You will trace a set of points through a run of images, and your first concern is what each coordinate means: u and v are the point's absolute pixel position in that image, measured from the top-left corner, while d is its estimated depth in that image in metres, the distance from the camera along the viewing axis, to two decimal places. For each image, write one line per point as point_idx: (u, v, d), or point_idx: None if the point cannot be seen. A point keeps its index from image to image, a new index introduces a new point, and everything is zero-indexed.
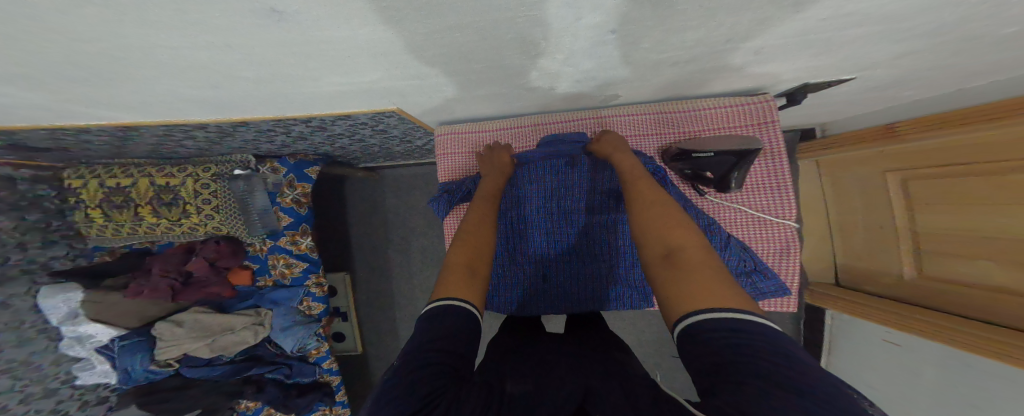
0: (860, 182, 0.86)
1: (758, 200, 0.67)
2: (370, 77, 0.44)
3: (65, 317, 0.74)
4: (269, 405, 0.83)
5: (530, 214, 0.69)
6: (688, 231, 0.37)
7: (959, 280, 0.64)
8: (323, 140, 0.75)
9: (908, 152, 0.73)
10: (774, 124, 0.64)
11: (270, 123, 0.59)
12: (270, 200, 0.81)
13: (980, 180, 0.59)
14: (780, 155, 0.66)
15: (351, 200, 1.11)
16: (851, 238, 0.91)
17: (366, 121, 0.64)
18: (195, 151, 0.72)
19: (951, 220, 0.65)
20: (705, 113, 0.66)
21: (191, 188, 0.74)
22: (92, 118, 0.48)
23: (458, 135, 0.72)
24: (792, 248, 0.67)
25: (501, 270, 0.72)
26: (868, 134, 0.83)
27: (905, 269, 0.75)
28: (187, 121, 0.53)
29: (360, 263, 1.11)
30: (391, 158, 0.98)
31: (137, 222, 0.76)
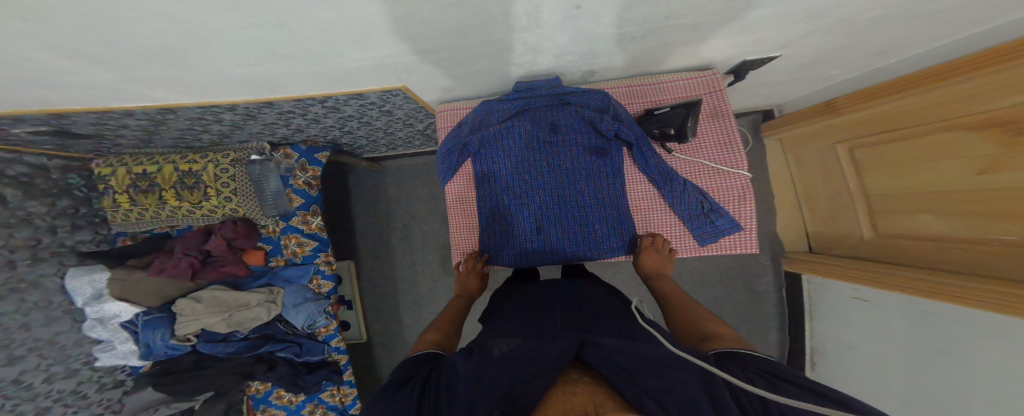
0: (817, 154, 0.90)
1: (715, 154, 0.72)
2: (384, 53, 0.49)
3: (90, 297, 0.78)
4: (280, 383, 0.85)
5: (521, 178, 0.75)
6: (716, 322, 0.48)
7: (907, 234, 0.69)
8: (335, 124, 0.79)
9: (853, 122, 0.76)
10: (719, 93, 0.70)
11: (291, 103, 0.64)
12: (282, 183, 0.84)
13: (913, 142, 0.64)
14: (728, 115, 0.71)
15: (354, 190, 1.15)
16: (817, 203, 0.95)
17: (376, 101, 0.69)
18: (216, 138, 0.77)
19: (892, 181, 0.69)
20: (665, 86, 0.71)
21: (211, 173, 0.78)
22: (136, 99, 0.54)
23: (458, 111, 0.76)
24: (748, 195, 0.71)
25: (497, 228, 0.78)
26: (810, 111, 0.88)
27: (864, 229, 0.79)
28: (219, 102, 0.59)
29: (364, 250, 1.14)
30: (392, 146, 1.02)
31: (160, 206, 0.79)
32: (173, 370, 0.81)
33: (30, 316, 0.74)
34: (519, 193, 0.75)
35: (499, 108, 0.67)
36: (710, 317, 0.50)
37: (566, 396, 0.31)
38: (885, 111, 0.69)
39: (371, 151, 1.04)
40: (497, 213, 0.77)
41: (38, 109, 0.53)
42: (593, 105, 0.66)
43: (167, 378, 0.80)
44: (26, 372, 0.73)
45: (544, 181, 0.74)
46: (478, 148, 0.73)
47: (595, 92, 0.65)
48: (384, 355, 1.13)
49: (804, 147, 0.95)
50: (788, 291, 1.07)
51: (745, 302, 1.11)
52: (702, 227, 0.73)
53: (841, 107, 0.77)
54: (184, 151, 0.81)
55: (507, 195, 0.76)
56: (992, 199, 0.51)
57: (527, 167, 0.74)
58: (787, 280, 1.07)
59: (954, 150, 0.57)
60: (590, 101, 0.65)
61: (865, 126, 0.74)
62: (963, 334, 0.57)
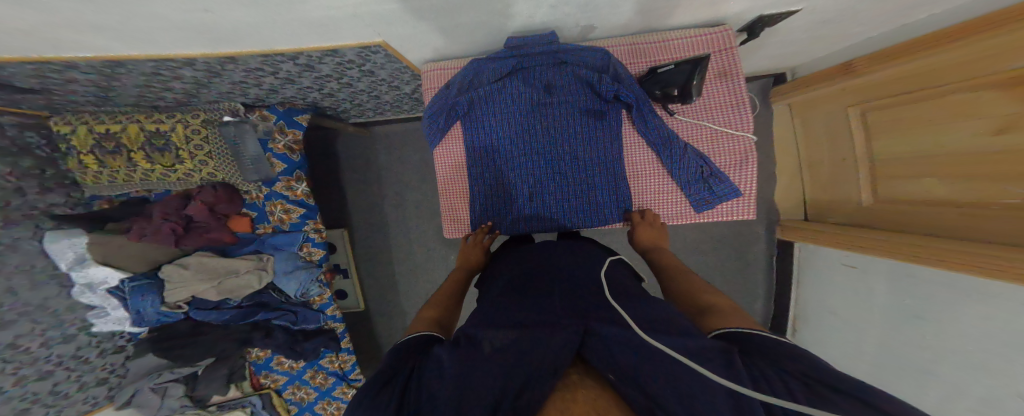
0: (827, 120, 0.87)
1: (719, 116, 0.68)
2: (356, 1, 0.42)
3: (74, 262, 0.75)
4: (278, 350, 0.85)
5: (514, 141, 0.72)
6: (714, 294, 0.47)
7: (904, 199, 0.69)
8: (312, 85, 0.71)
9: (868, 85, 0.72)
10: (730, 52, 0.65)
11: (258, 59, 0.57)
12: (261, 148, 0.79)
13: (930, 104, 0.60)
14: (738, 75, 0.66)
15: (342, 156, 1.06)
16: (819, 169, 0.94)
17: (353, 59, 0.60)
18: (180, 97, 0.70)
19: (903, 146, 0.67)
20: (671, 44, 0.66)
21: (181, 134, 0.72)
22: (80, 49, 0.48)
23: (444, 71, 0.69)
24: (751, 158, 0.69)
25: (490, 194, 0.76)
26: (825, 72, 0.83)
27: (862, 195, 0.78)
28: (174, 55, 0.52)
29: (357, 217, 1.07)
30: (380, 110, 0.94)
31: (131, 168, 0.75)
32: (172, 336, 0.82)
33: (13, 281, 0.71)
34: (513, 157, 0.73)
35: (490, 67, 0.63)
36: (704, 288, 0.49)
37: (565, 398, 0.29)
38: (897, 74, 0.66)
39: (357, 115, 0.96)
40: (492, 181, 0.76)
41: None
42: (591, 64, 0.63)
43: (166, 344, 0.80)
44: (21, 336, 0.73)
45: (538, 146, 0.72)
46: (470, 112, 0.71)
47: (589, 50, 0.62)
48: (382, 324, 1.09)
49: (813, 111, 0.92)
50: (782, 259, 1.09)
51: (735, 268, 1.13)
52: (698, 192, 0.71)
53: (861, 69, 0.72)
54: (152, 110, 0.76)
55: (500, 160, 0.74)
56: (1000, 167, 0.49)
57: (522, 133, 0.72)
58: (779, 248, 1.09)
59: (969, 111, 0.54)
60: (588, 59, 0.62)
61: (880, 89, 0.71)
62: (951, 297, 0.60)
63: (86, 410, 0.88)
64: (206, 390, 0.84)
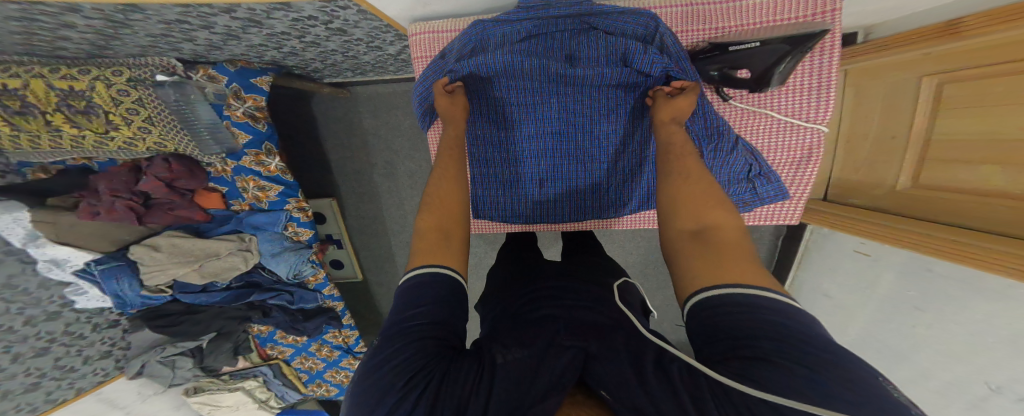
0: (890, 87, 0.74)
1: (790, 102, 0.61)
2: None
3: (26, 239, 0.67)
4: (280, 327, 0.84)
5: (525, 119, 0.62)
6: (727, 210, 0.33)
7: (950, 189, 0.61)
8: (266, 42, 0.53)
9: (957, 51, 0.59)
10: (833, 13, 0.54)
11: (177, 10, 0.40)
12: (217, 114, 0.64)
13: (1018, 79, 0.49)
14: (834, 51, 0.56)
15: (319, 121, 0.88)
16: (856, 146, 0.83)
17: (315, 14, 0.44)
18: (88, 48, 0.53)
19: (973, 125, 0.56)
20: (741, 5, 0.56)
21: (105, 96, 0.56)
22: None
23: (438, 35, 0.53)
24: (815, 155, 0.64)
25: (493, 180, 0.67)
26: (909, 34, 0.69)
27: (903, 177, 0.70)
28: None
29: (345, 191, 0.94)
30: (359, 70, 0.75)
31: (55, 135, 0.56)
32: (165, 314, 0.80)
33: None
34: (523, 137, 0.63)
35: (502, 33, 0.49)
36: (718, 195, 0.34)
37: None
38: (1009, 39, 0.51)
39: (332, 74, 0.77)
40: (498, 164, 0.66)
41: None
42: (630, 32, 0.49)
43: (163, 321, 0.80)
44: None
45: (553, 125, 0.62)
46: (471, 87, 0.56)
47: (631, 14, 0.48)
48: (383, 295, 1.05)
49: (875, 79, 0.78)
50: (787, 240, 1.14)
51: None
52: (742, 193, 0.65)
53: (960, 29, 0.57)
54: None
55: (507, 140, 0.64)
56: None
57: (539, 112, 0.61)
58: (789, 229, 1.13)
59: None
60: (627, 26, 0.49)
61: (971, 56, 0.57)
62: (959, 295, 0.61)
63: (98, 380, 0.89)
64: (214, 362, 0.86)
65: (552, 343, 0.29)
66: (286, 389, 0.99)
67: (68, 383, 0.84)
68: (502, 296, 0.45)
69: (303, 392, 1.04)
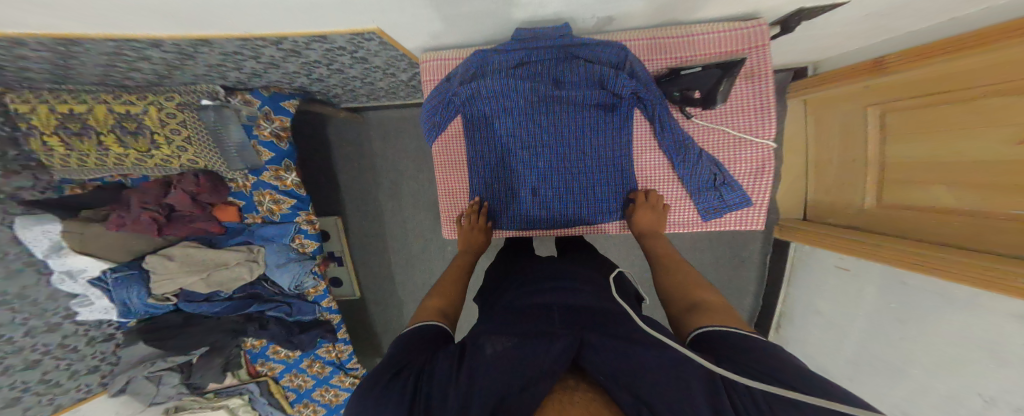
0: (847, 113, 0.86)
1: (742, 121, 0.71)
2: None
3: (50, 250, 0.72)
4: (274, 341, 0.84)
5: (519, 135, 0.71)
6: (707, 292, 0.48)
7: (906, 204, 0.71)
8: (299, 70, 0.64)
9: (895, 83, 0.71)
10: (763, 48, 0.65)
11: (236, 43, 0.51)
12: (247, 134, 0.73)
13: (946, 108, 0.61)
14: (766, 77, 0.67)
15: (334, 144, 0.98)
16: (825, 170, 0.95)
17: (345, 45, 0.55)
18: (152, 78, 0.64)
19: (928, 147, 0.65)
20: (694, 40, 0.66)
21: (154, 117, 0.66)
22: (23, 27, 0.42)
23: (445, 62, 0.64)
24: (767, 167, 0.72)
25: (489, 185, 0.77)
26: (856, 68, 0.80)
27: (867, 198, 0.81)
28: (139, 36, 0.47)
29: (351, 209, 1.00)
30: (374, 95, 0.85)
31: (104, 153, 0.69)
32: (162, 327, 0.83)
33: None
34: (517, 150, 0.73)
35: (496, 60, 0.59)
36: (700, 283, 0.51)
37: (559, 405, 0.31)
38: (941, 71, 0.61)
39: (348, 99, 0.87)
40: (494, 172, 0.76)
41: None
42: (607, 60, 0.59)
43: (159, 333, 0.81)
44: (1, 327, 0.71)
45: (543, 141, 0.72)
46: (471, 104, 0.67)
47: (607, 46, 0.58)
48: (380, 312, 1.05)
49: (831, 109, 0.92)
50: (775, 256, 1.17)
51: (730, 266, 1.24)
52: (710, 200, 0.74)
53: (885, 66, 0.71)
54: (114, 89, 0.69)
55: (503, 152, 0.73)
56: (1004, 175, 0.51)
57: (529, 128, 0.70)
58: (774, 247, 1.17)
59: (997, 118, 0.52)
60: (604, 56, 0.58)
61: (911, 88, 0.68)
62: (936, 305, 0.63)
63: (80, 397, 0.87)
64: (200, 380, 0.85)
65: (541, 339, 0.36)
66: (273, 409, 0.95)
67: (48, 398, 0.81)
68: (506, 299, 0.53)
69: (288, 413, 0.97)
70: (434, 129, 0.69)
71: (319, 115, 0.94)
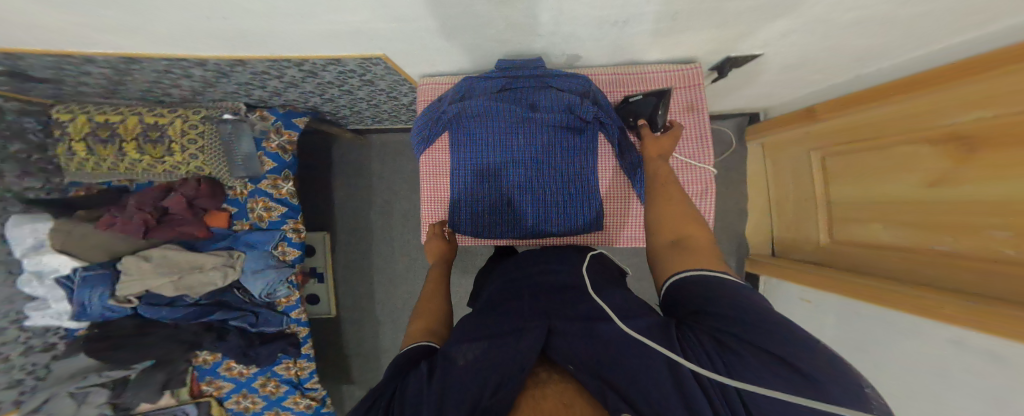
0: (794, 159, 1.02)
1: (688, 147, 0.78)
2: (356, 18, 0.50)
3: (30, 248, 0.73)
4: (229, 353, 0.83)
5: (499, 152, 0.81)
6: (699, 227, 0.53)
7: (850, 240, 0.84)
8: (313, 91, 0.77)
9: (824, 129, 0.89)
10: (699, 88, 0.77)
11: (266, 64, 0.65)
12: (255, 146, 0.82)
13: (868, 153, 0.78)
14: (701, 111, 0.78)
15: (336, 163, 1.05)
16: (784, 213, 1.07)
17: (355, 68, 0.69)
18: (187, 94, 0.76)
19: (853, 189, 0.82)
20: (645, 77, 0.79)
21: (178, 128, 0.75)
22: (103, 47, 0.55)
23: (439, 85, 0.78)
24: (710, 189, 0.79)
25: (469, 196, 0.83)
26: (792, 118, 0.99)
27: (822, 235, 0.93)
28: (189, 56, 0.60)
29: (340, 225, 1.05)
30: (378, 119, 0.96)
31: (119, 158, 0.76)
32: (111, 336, 0.81)
33: None
34: (497, 166, 0.82)
35: (482, 85, 0.73)
36: (692, 215, 0.55)
37: (536, 400, 0.31)
38: (857, 122, 0.80)
39: (355, 121, 0.96)
40: (475, 184, 0.83)
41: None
42: (573, 89, 0.73)
43: (105, 343, 0.80)
44: None
45: (521, 158, 0.81)
46: (458, 122, 0.79)
47: (573, 78, 0.73)
48: (354, 332, 1.04)
49: (783, 152, 1.07)
50: None
51: None
52: None
53: (819, 114, 0.89)
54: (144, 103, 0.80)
55: (485, 166, 0.82)
56: (937, 215, 0.62)
57: (506, 144, 0.80)
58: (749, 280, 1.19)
59: (911, 166, 0.68)
60: (570, 84, 0.73)
61: (836, 135, 0.86)
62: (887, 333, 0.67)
63: None
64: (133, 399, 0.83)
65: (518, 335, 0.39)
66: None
67: None
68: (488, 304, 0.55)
69: None
70: (423, 142, 0.81)
71: (326, 134, 1.03)
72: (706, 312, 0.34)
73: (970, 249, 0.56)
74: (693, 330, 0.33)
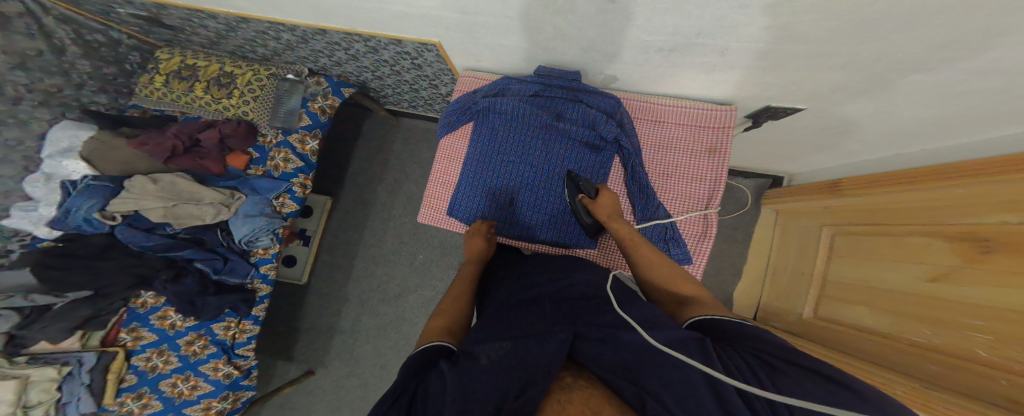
0: (804, 234, 0.88)
1: (694, 188, 0.70)
2: (426, 4, 0.56)
3: (58, 151, 0.77)
4: (174, 297, 0.76)
5: (512, 155, 0.73)
6: (692, 283, 0.50)
7: (838, 321, 0.70)
8: (369, 68, 0.87)
9: (847, 210, 0.75)
10: (727, 130, 0.67)
11: (341, 36, 0.74)
12: (301, 103, 0.89)
13: (886, 240, 0.64)
14: (723, 155, 0.69)
15: (363, 136, 1.13)
16: (779, 280, 0.93)
17: (411, 51, 0.76)
18: (267, 53, 0.88)
19: (852, 271, 0.70)
20: (671, 109, 0.70)
21: (247, 79, 0.86)
22: (228, 6, 0.70)
23: (477, 80, 0.78)
24: (710, 232, 0.69)
25: (473, 186, 0.75)
26: (815, 186, 0.87)
27: (806, 308, 0.80)
28: (285, 21, 0.72)
29: (346, 193, 1.10)
30: (414, 102, 1.03)
31: (186, 93, 0.86)
32: (69, 253, 0.72)
33: None
34: (507, 167, 0.74)
35: (516, 87, 0.71)
36: (684, 275, 0.52)
37: (561, 405, 0.28)
38: (878, 202, 0.68)
39: (394, 101, 1.05)
40: (480, 178, 0.75)
41: (169, 2, 0.72)
42: (604, 108, 0.68)
43: (58, 260, 0.70)
44: None
45: (533, 165, 0.73)
46: (484, 117, 0.75)
47: (607, 97, 0.68)
48: (315, 306, 1.06)
49: (795, 222, 0.93)
50: None
51: None
52: None
53: (842, 188, 0.77)
54: (228, 55, 0.92)
55: (496, 164, 0.74)
56: (941, 311, 0.50)
57: (524, 148, 0.73)
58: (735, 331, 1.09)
59: (920, 256, 0.56)
60: (602, 103, 0.68)
61: (854, 217, 0.73)
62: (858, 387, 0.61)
63: None
64: (36, 331, 0.69)
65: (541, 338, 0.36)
66: (84, 395, 0.71)
67: None
68: (495, 304, 0.50)
69: (103, 404, 0.73)
70: (447, 127, 0.77)
71: (365, 110, 1.13)
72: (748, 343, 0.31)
73: (950, 347, 0.47)
74: (738, 352, 0.31)
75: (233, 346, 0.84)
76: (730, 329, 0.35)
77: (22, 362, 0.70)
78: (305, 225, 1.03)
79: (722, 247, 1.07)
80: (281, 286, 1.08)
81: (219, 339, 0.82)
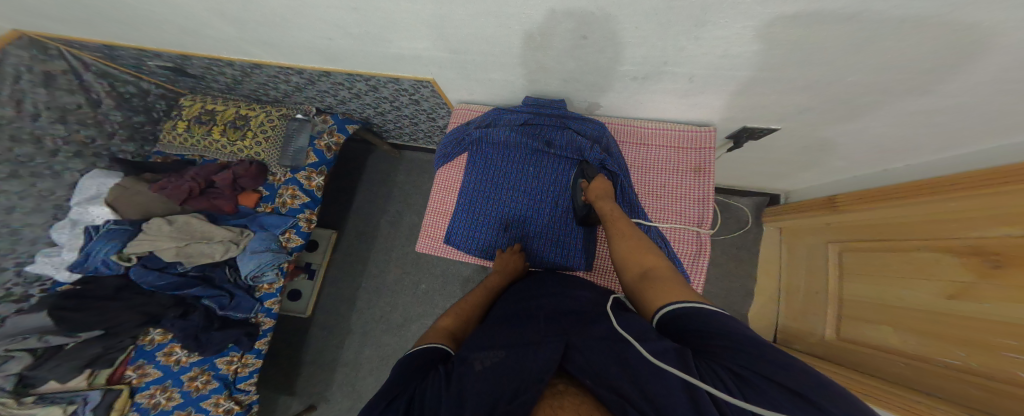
0: (810, 251, 0.83)
1: (682, 207, 0.68)
2: (418, 46, 0.60)
3: (85, 199, 0.82)
4: (179, 334, 0.77)
5: (503, 183, 0.74)
6: (657, 256, 0.47)
7: (862, 342, 0.63)
8: (371, 105, 0.91)
9: (849, 224, 0.72)
10: (709, 151, 0.67)
11: (344, 77, 0.78)
12: (308, 142, 0.94)
13: (897, 254, 0.59)
14: (707, 174, 0.68)
15: (368, 170, 1.16)
16: (794, 297, 0.85)
17: (408, 88, 0.79)
18: (279, 95, 0.93)
19: (866, 289, 0.64)
20: (652, 132, 0.71)
21: (259, 121, 0.92)
22: (242, 54, 0.75)
23: (470, 112, 0.80)
24: (705, 250, 0.66)
25: (468, 213, 0.75)
26: (812, 203, 0.84)
27: (826, 329, 0.72)
28: (294, 65, 0.76)
29: (350, 226, 1.12)
30: (415, 135, 1.07)
31: (205, 137, 0.92)
32: (86, 294, 0.76)
33: (23, 201, 0.79)
34: (500, 194, 0.74)
35: (506, 117, 0.71)
36: (652, 250, 0.49)
37: (553, 410, 0.28)
38: (888, 217, 0.64)
39: (396, 136, 1.09)
40: (474, 206, 0.75)
41: (194, 53, 0.78)
42: (590, 134, 0.68)
43: (74, 301, 0.73)
44: None
45: (524, 192, 0.73)
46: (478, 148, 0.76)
47: (593, 123, 0.69)
48: (318, 338, 1.05)
49: (799, 240, 0.88)
50: None
51: None
52: None
53: (839, 205, 0.75)
54: (243, 99, 0.98)
55: (490, 193, 0.74)
56: (964, 328, 0.45)
57: (514, 173, 0.73)
58: None
59: (930, 270, 0.52)
60: (587, 129, 0.68)
61: (858, 231, 0.69)
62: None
63: None
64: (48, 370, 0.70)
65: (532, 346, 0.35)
66: None
67: None
68: (490, 318, 0.47)
69: None
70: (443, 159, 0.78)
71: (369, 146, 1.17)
72: (709, 341, 0.27)
73: (980, 368, 0.42)
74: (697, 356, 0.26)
75: (238, 380, 0.85)
76: (700, 330, 0.29)
77: (29, 402, 0.70)
78: (309, 259, 1.05)
79: (734, 266, 1.02)
80: (286, 321, 1.08)
81: (222, 373, 0.82)
